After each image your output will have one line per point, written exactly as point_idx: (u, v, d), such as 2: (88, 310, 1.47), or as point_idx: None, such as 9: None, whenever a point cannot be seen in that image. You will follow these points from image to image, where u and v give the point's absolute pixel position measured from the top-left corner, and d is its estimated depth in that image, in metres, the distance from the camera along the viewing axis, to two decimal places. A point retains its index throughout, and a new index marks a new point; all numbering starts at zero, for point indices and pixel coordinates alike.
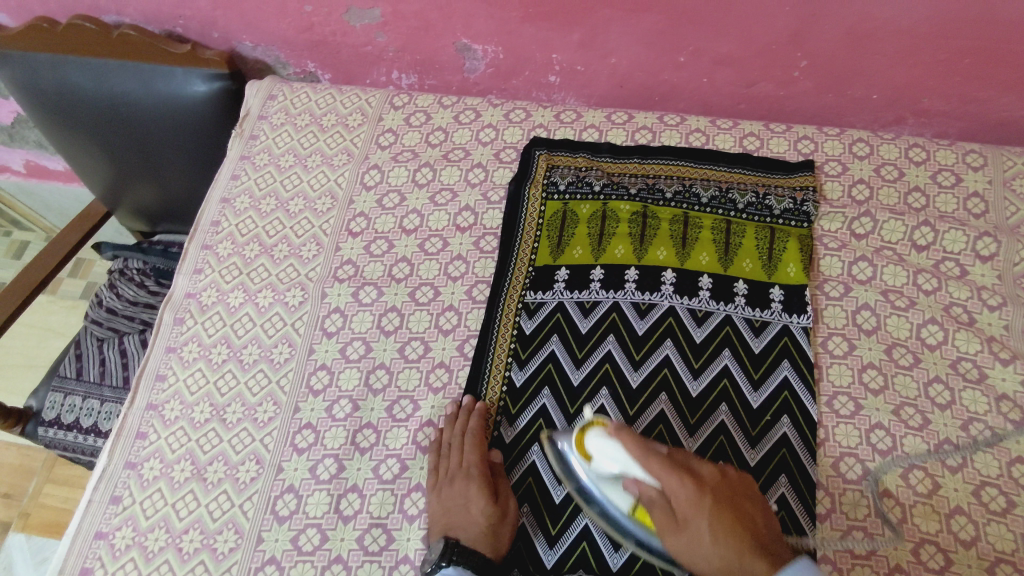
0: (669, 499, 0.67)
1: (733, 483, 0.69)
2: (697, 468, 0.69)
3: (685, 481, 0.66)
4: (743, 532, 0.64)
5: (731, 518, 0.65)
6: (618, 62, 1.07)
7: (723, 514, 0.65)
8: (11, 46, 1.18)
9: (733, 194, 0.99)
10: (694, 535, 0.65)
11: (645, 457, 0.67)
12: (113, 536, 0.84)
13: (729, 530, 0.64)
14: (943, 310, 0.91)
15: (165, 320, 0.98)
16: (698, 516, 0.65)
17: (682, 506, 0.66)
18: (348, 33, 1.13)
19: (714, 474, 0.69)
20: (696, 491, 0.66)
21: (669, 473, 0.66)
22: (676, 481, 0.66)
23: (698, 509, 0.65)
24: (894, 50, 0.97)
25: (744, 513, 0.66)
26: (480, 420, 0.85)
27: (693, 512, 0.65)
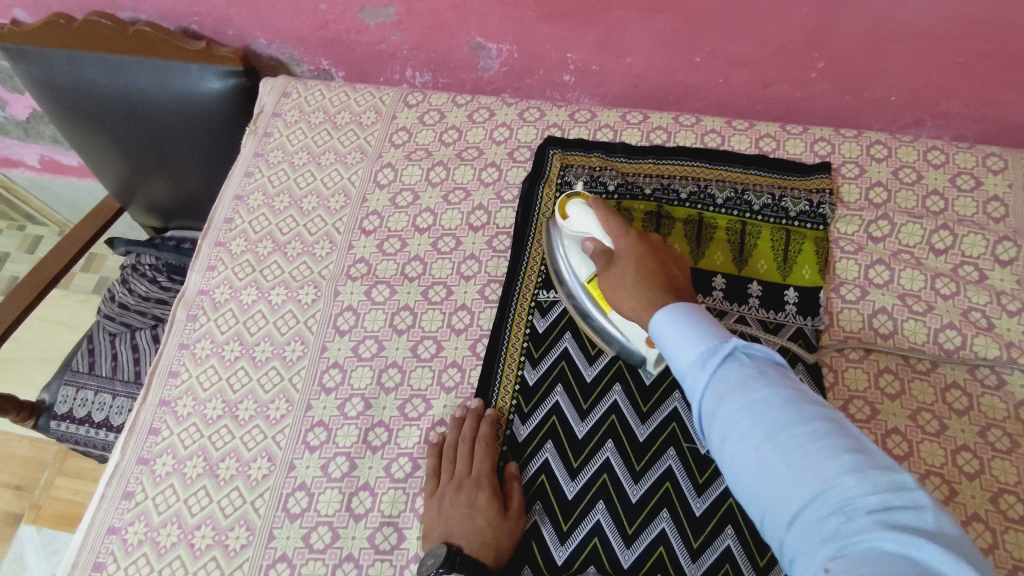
0: (615, 251, 0.78)
1: (672, 256, 0.80)
2: (648, 236, 0.80)
3: (631, 235, 0.78)
4: (657, 281, 0.73)
5: (656, 264, 0.75)
6: (633, 62, 1.07)
7: (648, 265, 0.75)
8: (29, 43, 1.18)
9: (749, 195, 0.98)
10: (624, 273, 0.75)
11: (605, 217, 0.81)
12: (125, 531, 0.84)
13: (652, 270, 0.74)
14: (961, 315, 0.90)
15: (178, 317, 0.98)
16: (628, 260, 0.76)
17: (624, 251, 0.77)
18: (362, 31, 1.13)
19: (658, 244, 0.80)
20: (637, 242, 0.77)
21: (621, 229, 0.79)
22: (624, 234, 0.78)
23: (634, 254, 0.76)
24: (913, 52, 0.95)
25: (670, 271, 0.77)
26: (490, 427, 0.84)
27: (628, 255, 0.77)
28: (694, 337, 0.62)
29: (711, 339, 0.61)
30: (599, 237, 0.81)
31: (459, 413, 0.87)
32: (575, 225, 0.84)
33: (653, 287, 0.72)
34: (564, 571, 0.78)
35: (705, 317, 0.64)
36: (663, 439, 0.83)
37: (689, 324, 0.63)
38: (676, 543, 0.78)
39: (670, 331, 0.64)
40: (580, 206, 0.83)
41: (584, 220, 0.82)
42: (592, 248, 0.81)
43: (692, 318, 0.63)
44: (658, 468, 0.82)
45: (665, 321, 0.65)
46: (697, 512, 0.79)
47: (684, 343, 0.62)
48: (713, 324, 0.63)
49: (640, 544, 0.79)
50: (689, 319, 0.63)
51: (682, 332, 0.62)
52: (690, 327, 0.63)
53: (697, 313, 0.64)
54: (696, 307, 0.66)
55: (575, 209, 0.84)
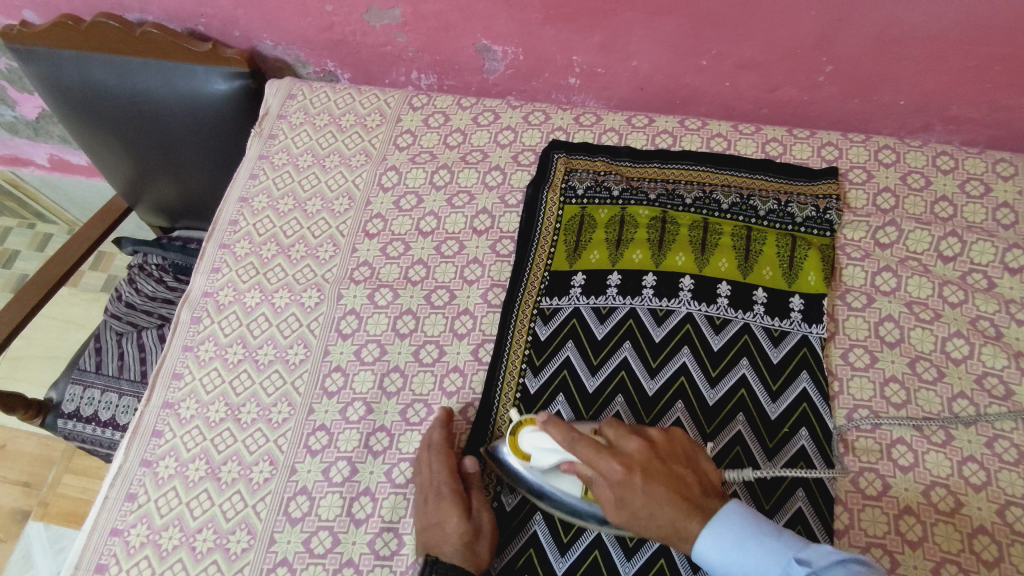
0: (605, 481, 0.71)
1: (660, 441, 0.74)
2: (624, 442, 0.73)
3: (616, 463, 0.70)
4: (679, 498, 0.70)
5: (663, 487, 0.70)
6: (639, 65, 1.06)
7: (654, 485, 0.70)
8: (38, 44, 1.19)
9: (755, 201, 0.97)
10: (636, 509, 0.70)
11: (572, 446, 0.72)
12: (128, 533, 0.85)
13: (663, 498, 0.70)
14: (969, 323, 0.89)
15: (181, 319, 0.98)
16: (634, 491, 0.70)
17: (619, 485, 0.70)
18: (368, 33, 1.13)
19: (643, 448, 0.72)
20: (626, 472, 0.70)
21: (598, 458, 0.71)
22: (607, 464, 0.71)
23: (633, 485, 0.70)
24: (923, 56, 0.94)
25: (676, 473, 0.72)
26: (443, 432, 0.84)
27: (628, 491, 0.70)
28: (756, 558, 0.67)
29: (772, 555, 0.67)
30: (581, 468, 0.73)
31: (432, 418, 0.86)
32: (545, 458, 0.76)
33: (677, 516, 0.69)
34: None
35: (753, 522, 0.69)
36: None
37: (744, 543, 0.67)
38: (678, 555, 0.78)
39: (725, 556, 0.68)
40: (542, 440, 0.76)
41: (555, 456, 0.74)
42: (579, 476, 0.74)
43: (742, 533, 0.68)
44: None
45: (722, 558, 0.68)
46: None
47: (751, 568, 0.67)
48: (764, 529, 0.68)
49: (641, 556, 0.78)
50: (740, 538, 0.68)
51: (744, 559, 0.67)
52: (746, 547, 0.67)
53: (747, 525, 0.68)
54: (730, 520, 0.69)
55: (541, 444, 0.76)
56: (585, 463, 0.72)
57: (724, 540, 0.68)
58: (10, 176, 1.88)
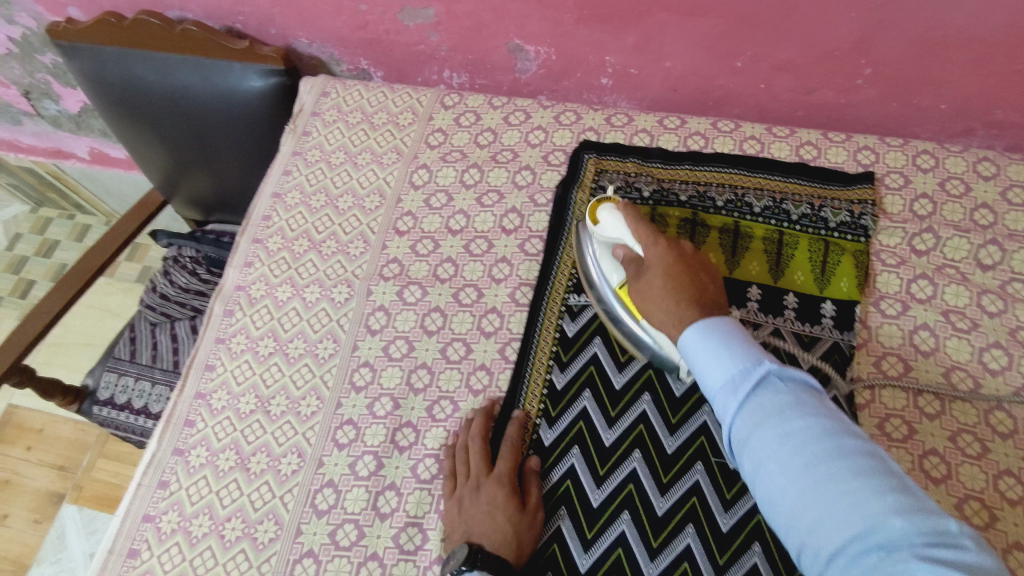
0: (643, 260, 0.80)
1: (704, 262, 0.80)
2: (677, 242, 0.81)
3: (660, 244, 0.79)
4: (693, 295, 0.74)
5: (686, 277, 0.76)
6: (673, 66, 1.05)
7: (680, 274, 0.76)
8: (83, 40, 1.22)
9: (787, 205, 0.96)
10: (653, 282, 0.77)
11: (636, 224, 0.82)
12: (159, 519, 0.87)
13: (681, 284, 0.75)
14: (1008, 334, 0.86)
15: (215, 311, 1.01)
16: (660, 271, 0.77)
17: (652, 259, 0.78)
18: (402, 32, 1.14)
19: (689, 253, 0.79)
20: (665, 252, 0.78)
21: (650, 236, 0.80)
22: (653, 242, 0.79)
23: (664, 263, 0.77)
24: (967, 58, 0.92)
25: (701, 280, 0.76)
26: (516, 428, 0.85)
27: (657, 266, 0.77)
28: (730, 359, 0.63)
29: (743, 360, 0.63)
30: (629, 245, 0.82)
31: (470, 412, 0.88)
32: (607, 231, 0.85)
33: (680, 301, 0.73)
34: None
35: (740, 337, 0.66)
36: (691, 453, 0.82)
37: (725, 343, 0.64)
38: (701, 558, 0.77)
39: (700, 344, 0.66)
40: (608, 213, 0.85)
41: (613, 229, 0.84)
42: (622, 254, 0.82)
43: (727, 337, 0.65)
44: (685, 482, 0.81)
45: (698, 339, 0.66)
46: (724, 528, 0.78)
47: (718, 365, 0.63)
48: (750, 344, 0.65)
49: (665, 558, 0.78)
50: (722, 338, 0.65)
51: (717, 354, 0.64)
52: (724, 346, 0.64)
53: (734, 332, 0.66)
54: (723, 321, 0.68)
55: (607, 216, 0.85)
56: (637, 239, 0.81)
57: (708, 329, 0.67)
58: (52, 168, 1.94)
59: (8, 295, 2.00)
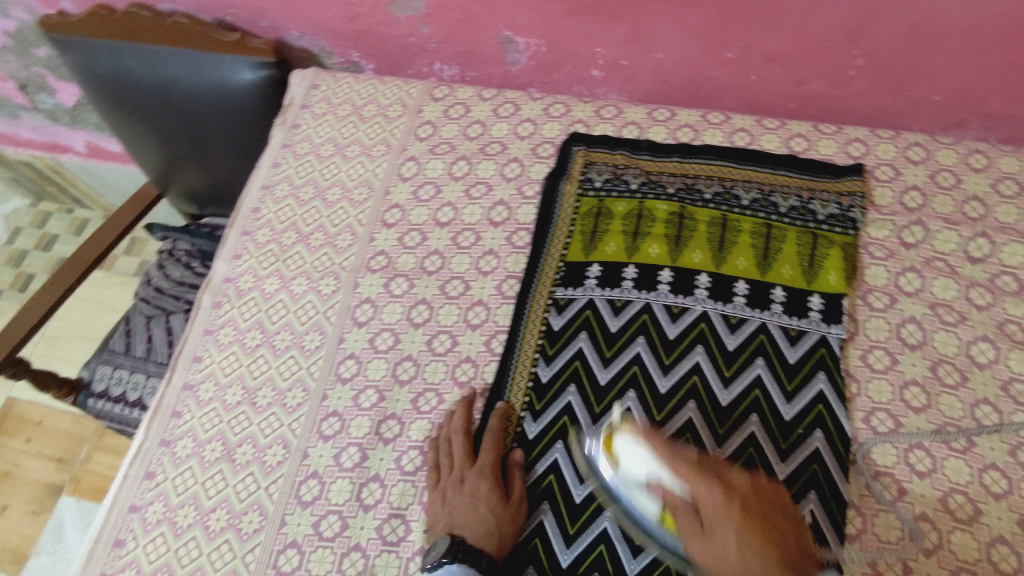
0: (694, 504, 0.64)
1: (767, 495, 0.66)
2: (728, 473, 0.66)
3: (712, 484, 0.64)
4: (777, 555, 0.60)
5: (759, 529, 0.61)
6: (663, 58, 1.05)
7: (750, 524, 0.61)
8: (74, 33, 1.23)
9: (776, 197, 0.96)
10: (721, 539, 0.61)
11: (671, 461, 0.66)
12: (145, 510, 0.87)
13: (757, 543, 0.60)
14: (996, 327, 0.86)
15: (204, 303, 1.01)
16: (724, 522, 0.61)
17: (707, 508, 0.63)
18: (392, 24, 1.13)
19: (746, 483, 0.66)
20: (724, 497, 0.63)
21: (697, 475, 0.65)
22: (703, 484, 0.64)
23: (728, 511, 0.62)
24: (960, 49, 0.91)
25: (776, 525, 0.63)
26: (500, 420, 0.85)
27: (719, 520, 0.62)
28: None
29: None
30: (668, 483, 0.66)
31: (454, 404, 0.88)
32: (631, 466, 0.70)
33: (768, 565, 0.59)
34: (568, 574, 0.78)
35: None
36: None
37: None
38: None
39: None
40: (628, 444, 0.71)
41: (641, 466, 0.69)
42: (662, 493, 0.67)
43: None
44: None
45: None
46: None
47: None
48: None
49: (647, 553, 0.78)
50: None
51: None
52: None
53: None
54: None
55: (630, 448, 0.71)
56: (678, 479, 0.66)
57: None
58: (50, 162, 1.94)
59: (8, 288, 2.00)
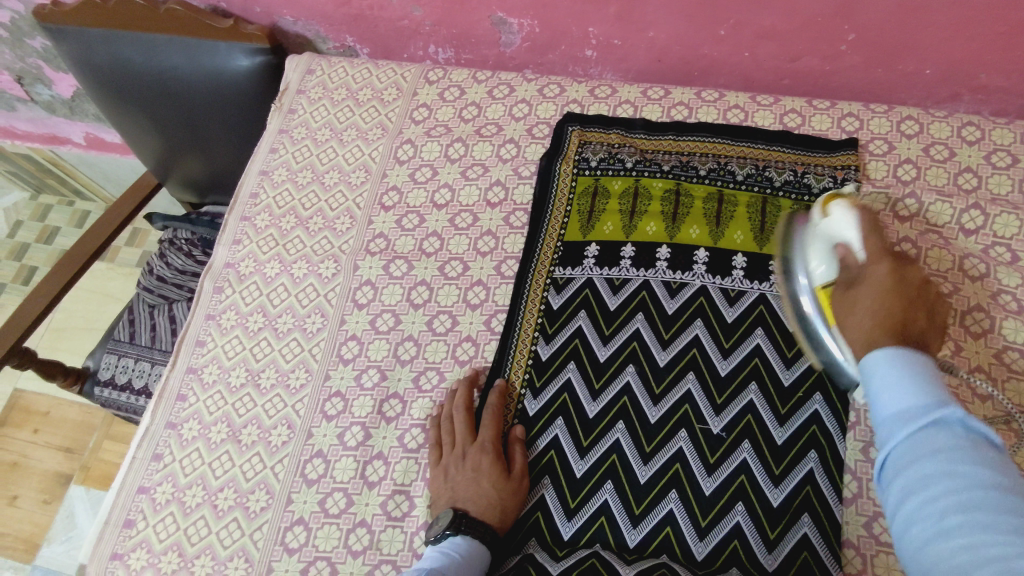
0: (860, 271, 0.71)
1: (931, 297, 0.68)
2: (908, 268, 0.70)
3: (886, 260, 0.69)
4: (899, 313, 0.64)
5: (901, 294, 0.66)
6: (656, 36, 1.05)
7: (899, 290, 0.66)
8: (69, 23, 1.23)
9: (770, 172, 0.96)
10: (859, 292, 0.69)
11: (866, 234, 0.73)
12: (154, 491, 0.89)
13: (890, 297, 0.66)
14: (990, 297, 0.87)
15: (205, 289, 1.02)
16: (876, 281, 0.68)
17: (870, 272, 0.70)
18: (385, 7, 1.13)
19: (919, 280, 0.69)
20: (891, 269, 0.69)
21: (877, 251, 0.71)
22: (880, 260, 0.70)
23: (886, 283, 0.67)
24: (950, 21, 0.91)
25: (918, 310, 0.65)
26: (499, 398, 0.86)
27: (872, 278, 0.69)
28: (909, 386, 0.53)
29: (926, 394, 0.52)
30: (853, 248, 0.73)
31: (454, 383, 0.89)
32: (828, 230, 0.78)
33: (877, 316, 0.64)
34: (570, 546, 0.79)
35: (929, 368, 0.54)
36: (675, 421, 0.84)
37: (909, 374, 0.54)
38: (684, 523, 0.79)
39: (878, 375, 0.55)
40: (842, 210, 0.77)
41: (840, 228, 0.76)
42: (840, 255, 0.74)
43: (913, 366, 0.54)
44: (668, 449, 0.82)
45: (877, 362, 0.56)
46: (707, 491, 0.80)
47: (895, 390, 0.53)
48: (935, 379, 0.53)
49: (648, 523, 0.79)
50: (907, 365, 0.54)
51: (892, 378, 0.54)
52: (908, 376, 0.53)
53: (923, 362, 0.55)
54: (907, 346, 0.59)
55: (837, 211, 0.77)
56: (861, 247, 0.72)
57: (889, 356, 0.56)
58: (49, 155, 1.96)
59: (11, 281, 2.01)
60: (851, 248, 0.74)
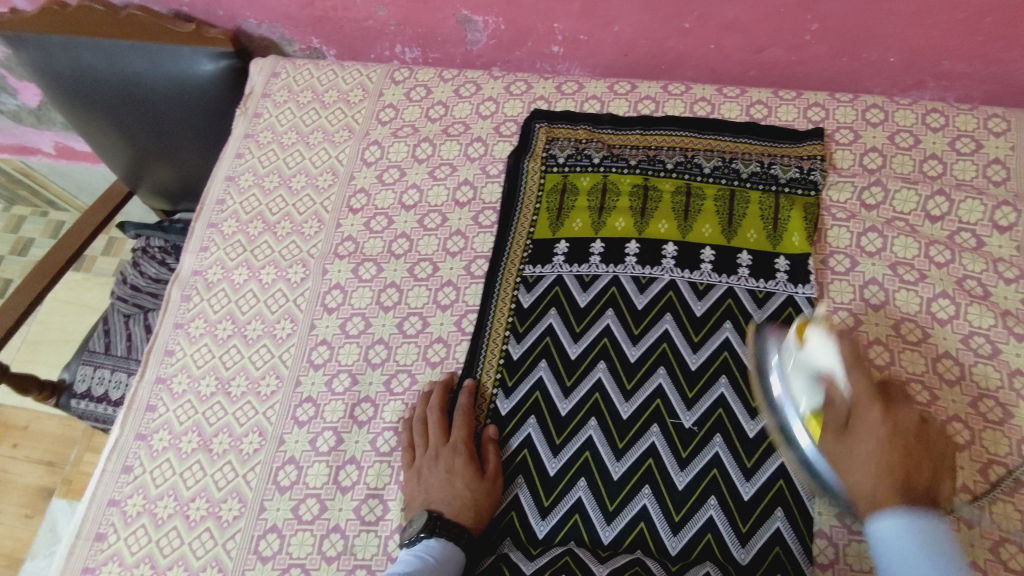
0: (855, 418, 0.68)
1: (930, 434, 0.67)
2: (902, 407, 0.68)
3: (881, 412, 0.67)
4: (901, 483, 0.64)
5: (903, 456, 0.65)
6: (621, 31, 1.05)
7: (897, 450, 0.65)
8: (26, 29, 1.19)
9: (737, 164, 0.96)
10: (856, 451, 0.67)
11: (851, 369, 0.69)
12: (125, 503, 0.88)
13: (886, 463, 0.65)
14: (955, 283, 0.87)
15: (172, 297, 1.01)
16: (874, 439, 0.66)
17: (864, 421, 0.68)
18: (348, 7, 1.12)
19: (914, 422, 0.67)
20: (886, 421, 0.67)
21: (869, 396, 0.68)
22: (872, 405, 0.67)
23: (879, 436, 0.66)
24: (911, 9, 0.92)
25: (919, 467, 0.65)
26: (468, 398, 0.86)
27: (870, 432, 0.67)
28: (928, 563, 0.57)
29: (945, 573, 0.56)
30: (838, 385, 0.70)
31: (427, 384, 0.89)
32: (808, 356, 0.73)
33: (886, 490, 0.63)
34: (545, 544, 0.79)
35: (947, 544, 0.58)
36: (647, 416, 0.83)
37: (924, 552, 0.57)
38: (657, 519, 0.79)
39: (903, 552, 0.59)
40: (817, 337, 0.72)
41: (824, 359, 0.71)
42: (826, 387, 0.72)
43: (929, 541, 0.58)
44: (641, 445, 0.82)
45: (891, 530, 0.60)
46: (680, 486, 0.80)
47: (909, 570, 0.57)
48: (956, 559, 0.57)
49: (621, 520, 0.79)
50: (926, 540, 0.58)
51: (913, 552, 0.58)
52: (931, 555, 0.57)
53: (944, 539, 0.58)
54: (925, 525, 0.59)
55: (811, 340, 0.73)
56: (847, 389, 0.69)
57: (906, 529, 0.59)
58: (19, 164, 1.93)
59: None
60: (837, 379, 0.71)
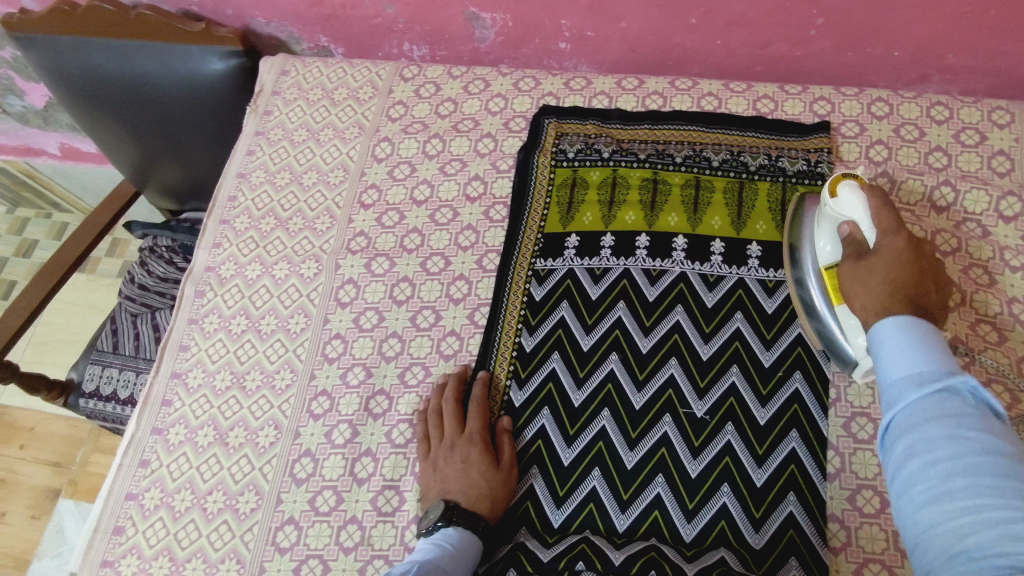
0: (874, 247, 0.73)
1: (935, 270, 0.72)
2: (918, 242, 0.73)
3: (899, 237, 0.71)
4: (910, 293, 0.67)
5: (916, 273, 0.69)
6: (629, 27, 1.06)
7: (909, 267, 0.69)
8: (36, 30, 1.21)
9: (745, 157, 0.98)
10: (873, 269, 0.70)
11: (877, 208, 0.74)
12: (142, 497, 0.88)
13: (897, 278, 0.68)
14: (962, 271, 0.88)
15: (186, 293, 1.01)
16: (891, 258, 0.70)
17: (884, 245, 0.71)
18: (357, 5, 1.13)
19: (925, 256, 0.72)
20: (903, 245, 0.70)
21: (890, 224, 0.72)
22: (893, 234, 0.72)
23: (897, 256, 0.70)
24: (915, 3, 0.93)
25: (927, 286, 0.68)
26: (483, 389, 0.87)
27: (889, 253, 0.70)
28: (920, 357, 0.57)
29: (939, 365, 0.56)
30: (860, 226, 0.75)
31: (442, 377, 0.89)
32: (838, 206, 0.78)
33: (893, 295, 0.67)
34: (561, 533, 0.80)
35: (939, 344, 0.59)
36: (659, 406, 0.84)
37: (919, 344, 0.58)
38: (671, 507, 0.80)
39: (896, 349, 0.59)
40: (847, 187, 0.77)
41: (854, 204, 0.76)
42: (848, 232, 0.76)
43: (924, 340, 0.58)
44: (654, 434, 0.83)
45: (889, 331, 0.61)
46: (693, 474, 0.81)
47: (903, 357, 0.58)
48: (945, 354, 0.58)
49: (636, 509, 0.80)
50: (920, 337, 0.59)
51: (906, 348, 0.58)
52: (921, 349, 0.58)
53: (933, 336, 0.59)
54: (923, 322, 0.61)
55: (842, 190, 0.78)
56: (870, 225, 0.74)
57: (902, 329, 0.60)
58: (24, 166, 1.93)
59: None
60: (861, 225, 0.75)
